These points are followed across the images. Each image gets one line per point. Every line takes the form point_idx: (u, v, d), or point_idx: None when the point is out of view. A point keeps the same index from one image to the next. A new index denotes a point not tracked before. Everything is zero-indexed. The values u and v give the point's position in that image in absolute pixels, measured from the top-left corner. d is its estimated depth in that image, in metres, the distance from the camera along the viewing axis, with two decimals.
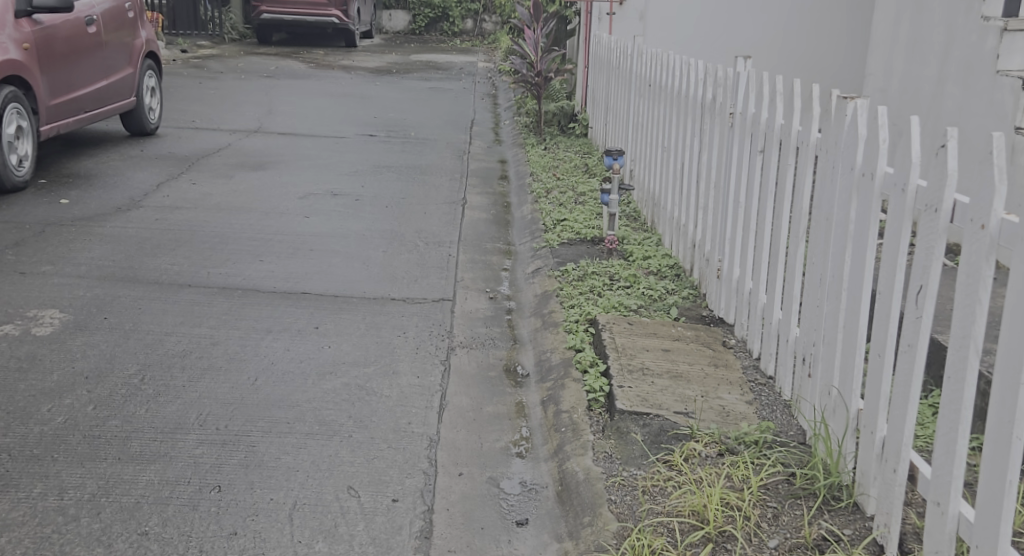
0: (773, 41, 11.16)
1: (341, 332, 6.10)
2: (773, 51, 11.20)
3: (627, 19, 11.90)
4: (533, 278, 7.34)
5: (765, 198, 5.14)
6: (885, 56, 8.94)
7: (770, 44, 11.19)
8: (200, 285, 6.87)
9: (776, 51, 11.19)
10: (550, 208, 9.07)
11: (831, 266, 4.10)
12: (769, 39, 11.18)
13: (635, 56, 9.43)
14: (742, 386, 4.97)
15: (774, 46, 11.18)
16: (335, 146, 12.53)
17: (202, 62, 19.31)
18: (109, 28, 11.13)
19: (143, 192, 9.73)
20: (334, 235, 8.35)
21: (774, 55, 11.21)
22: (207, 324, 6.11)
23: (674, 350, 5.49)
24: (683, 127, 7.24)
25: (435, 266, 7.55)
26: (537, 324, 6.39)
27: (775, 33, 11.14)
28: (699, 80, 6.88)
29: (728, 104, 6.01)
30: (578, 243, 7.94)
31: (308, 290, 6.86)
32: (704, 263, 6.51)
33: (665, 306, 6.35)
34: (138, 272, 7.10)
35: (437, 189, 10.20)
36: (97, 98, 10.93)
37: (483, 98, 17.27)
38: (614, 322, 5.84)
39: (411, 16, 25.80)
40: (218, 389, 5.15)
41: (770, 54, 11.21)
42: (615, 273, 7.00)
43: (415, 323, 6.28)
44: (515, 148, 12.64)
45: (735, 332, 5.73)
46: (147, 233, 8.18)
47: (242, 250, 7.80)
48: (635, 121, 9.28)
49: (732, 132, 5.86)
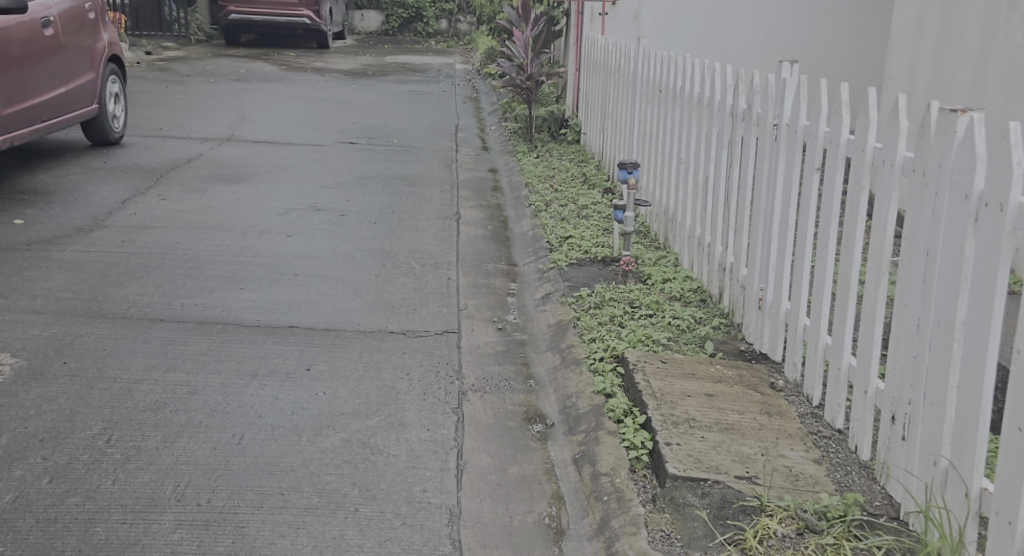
0: (777, 41, 11.31)
1: (335, 376, 5.42)
2: (776, 51, 11.33)
3: (622, 19, 10.89)
4: (543, 305, 6.68)
5: (828, 224, 4.47)
6: (907, 55, 8.26)
7: (772, 43, 11.32)
8: (174, 320, 6.17)
9: (777, 51, 11.32)
10: (552, 223, 8.41)
11: (935, 312, 3.51)
12: (773, 38, 11.31)
13: (641, 59, 8.75)
14: (805, 440, 4.31)
15: (778, 46, 11.32)
16: (314, 155, 11.81)
17: (168, 65, 18.50)
18: (67, 30, 10.38)
19: (107, 209, 8.99)
20: (320, 256, 7.65)
21: (775, 55, 11.33)
22: (183, 370, 5.42)
23: (719, 396, 4.81)
24: (710, 137, 6.52)
25: (434, 291, 6.88)
26: (555, 361, 5.72)
27: (782, 34, 11.28)
28: (731, 87, 6.18)
29: (770, 113, 5.30)
30: (588, 264, 7.29)
31: (295, 325, 6.20)
32: (739, 291, 5.80)
33: (698, 338, 5.69)
34: (104, 305, 6.38)
35: (427, 203, 9.53)
36: (55, 106, 10.14)
37: (465, 101, 16.56)
38: (647, 361, 5.16)
39: (384, 16, 25.05)
40: (198, 451, 4.46)
41: (771, 56, 11.34)
42: (636, 299, 6.35)
43: (419, 364, 5.62)
44: (505, 156, 11.98)
45: (784, 372, 5.06)
46: (113, 258, 7.44)
47: (219, 277, 7.10)
48: (642, 130, 8.59)
49: (777, 145, 5.16)
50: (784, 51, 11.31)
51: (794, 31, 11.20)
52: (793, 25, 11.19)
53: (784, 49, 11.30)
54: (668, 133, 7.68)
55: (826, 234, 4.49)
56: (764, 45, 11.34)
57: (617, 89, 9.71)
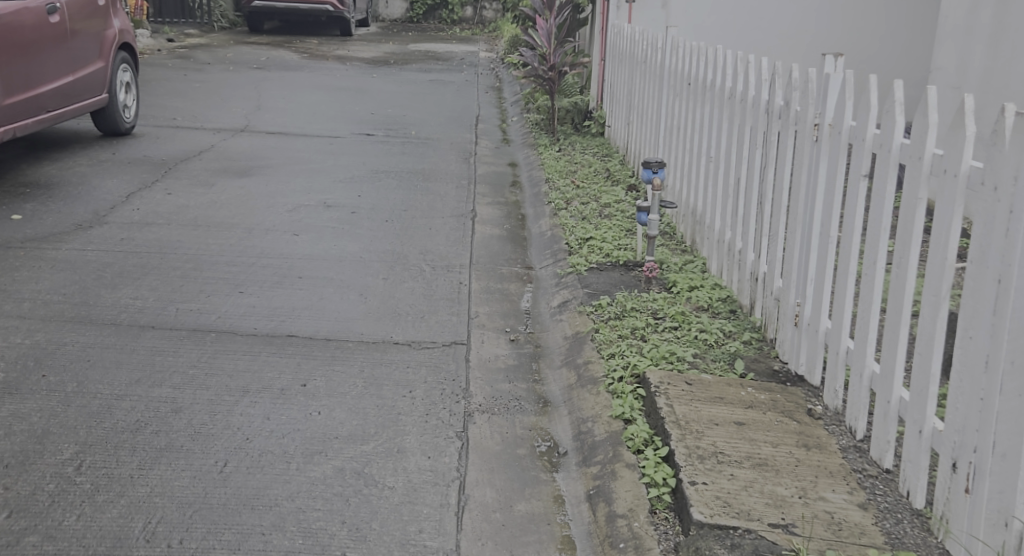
0: (806, 36, 10.84)
1: (332, 393, 5.02)
2: (805, 48, 10.87)
3: (650, 7, 10.44)
4: (560, 314, 6.26)
5: (878, 237, 4.01)
6: (957, 46, 7.76)
7: (802, 39, 10.87)
8: (165, 328, 5.78)
9: (807, 47, 10.87)
10: (572, 222, 7.98)
11: (1010, 349, 3.17)
12: (802, 32, 10.85)
13: (669, 50, 8.27)
14: (848, 479, 3.86)
15: (807, 42, 10.86)
16: (329, 146, 11.42)
17: (188, 52, 18.16)
18: (76, 16, 9.99)
19: (110, 203, 8.62)
20: (326, 258, 7.26)
21: (805, 52, 10.88)
22: (170, 384, 5.01)
23: (750, 425, 4.37)
24: (743, 136, 6.06)
25: (444, 299, 6.48)
26: (570, 379, 5.29)
27: (812, 30, 10.80)
28: (767, 82, 5.72)
29: (812, 111, 4.83)
30: (609, 267, 6.86)
31: (294, 334, 5.80)
32: (773, 303, 5.34)
33: (727, 356, 5.26)
34: (93, 310, 6.00)
35: (442, 199, 9.12)
36: (63, 95, 9.76)
37: (487, 91, 16.12)
38: (670, 383, 4.72)
39: (408, 4, 24.66)
40: (175, 481, 4.09)
41: (800, 52, 10.89)
42: (659, 309, 5.93)
43: (424, 380, 5.21)
44: (526, 149, 11.54)
45: (823, 397, 4.62)
46: (109, 258, 7.07)
47: (218, 279, 6.70)
48: (669, 125, 8.13)
49: (818, 146, 4.70)
50: (815, 49, 10.85)
51: (824, 25, 10.75)
52: (824, 21, 10.74)
53: (817, 46, 10.84)
54: (697, 129, 7.22)
55: (874, 247, 4.03)
56: (795, 40, 10.88)
57: (643, 81, 9.24)
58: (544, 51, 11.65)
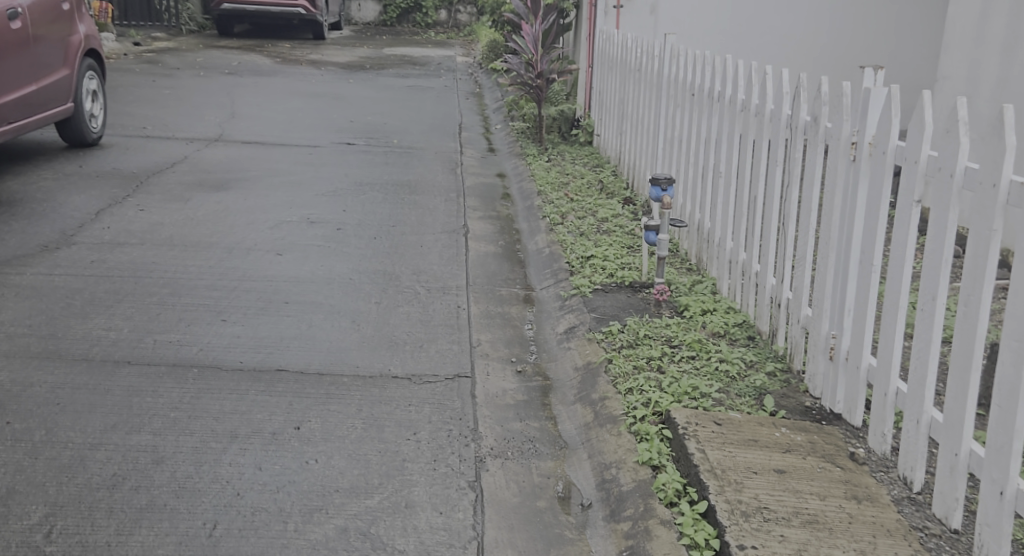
0: (811, 47, 10.58)
1: (329, 437, 4.63)
2: (809, 60, 10.61)
3: (639, 13, 10.15)
4: (567, 341, 5.88)
5: (938, 270, 3.64)
6: (968, 54, 7.40)
7: (806, 51, 10.60)
8: (143, 364, 5.35)
9: (812, 59, 10.60)
10: (570, 239, 7.58)
11: None
12: (806, 45, 10.59)
13: (668, 58, 7.88)
14: (910, 539, 3.57)
15: (812, 53, 10.59)
16: (308, 157, 10.99)
17: (157, 57, 17.62)
18: (39, 21, 9.51)
19: (78, 221, 8.16)
20: (313, 280, 6.84)
21: (809, 64, 10.62)
22: (150, 429, 4.60)
23: (793, 472, 3.98)
24: (760, 152, 5.61)
25: (442, 325, 6.09)
26: (586, 417, 4.92)
27: (816, 43, 10.57)
28: (788, 95, 5.26)
29: (838, 131, 4.39)
30: (614, 289, 6.48)
31: (283, 367, 5.40)
32: (800, 332, 4.92)
33: (752, 390, 4.83)
34: (63, 343, 5.58)
35: (431, 214, 8.73)
36: (26, 105, 9.28)
37: (468, 98, 15.70)
38: (698, 424, 4.33)
39: (381, 7, 24.20)
40: (159, 549, 3.76)
41: (804, 64, 10.62)
42: (674, 336, 5.55)
43: (428, 420, 4.83)
44: (514, 159, 11.14)
45: (865, 439, 4.21)
46: (79, 283, 6.63)
47: (198, 306, 6.29)
48: (670, 135, 7.71)
49: (855, 167, 4.26)
50: (820, 62, 10.60)
51: (830, 36, 10.52)
52: (830, 31, 10.48)
53: (823, 57, 10.58)
54: (703, 142, 6.85)
55: (932, 280, 3.67)
56: (796, 53, 10.60)
57: (637, 90, 8.85)
58: (531, 58, 11.25)
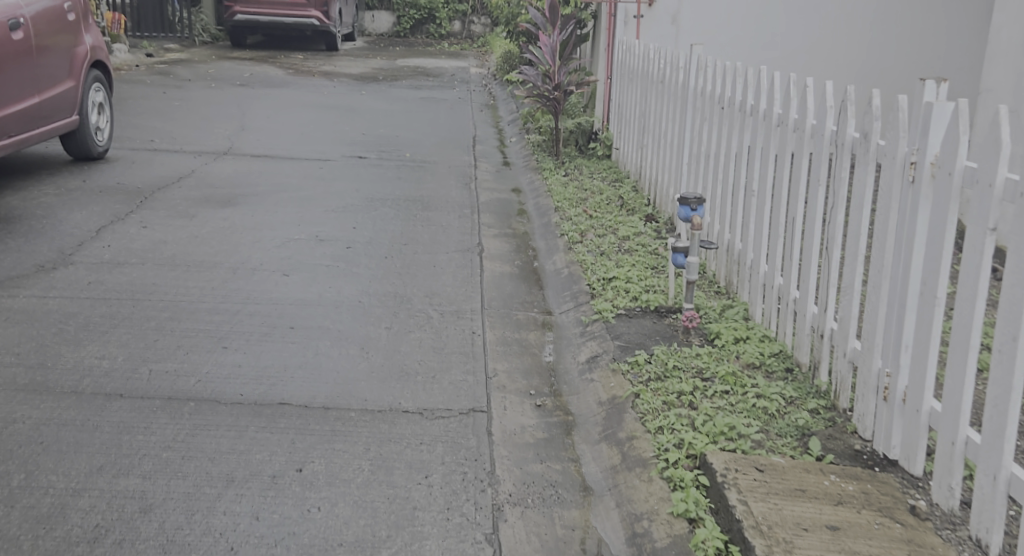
0: (853, 55, 10.26)
1: (334, 480, 4.27)
2: (850, 68, 10.29)
3: (660, 23, 9.78)
4: (590, 371, 5.49)
5: None
6: (1015, 65, 6.97)
7: (846, 57, 10.28)
8: (136, 397, 4.98)
9: (853, 68, 10.29)
10: (590, 259, 7.20)
11: None
12: (848, 51, 10.28)
13: (694, 70, 7.50)
14: None
15: (853, 60, 10.27)
16: (318, 171, 10.65)
17: (169, 68, 17.33)
18: (43, 32, 9.17)
19: (78, 239, 7.81)
20: (320, 303, 6.47)
21: (850, 72, 10.30)
22: (139, 471, 4.23)
23: (847, 529, 3.62)
24: (799, 171, 5.22)
25: (456, 354, 5.71)
26: (611, 459, 4.53)
27: (860, 50, 10.25)
28: (832, 109, 4.87)
29: (893, 150, 4.01)
30: (638, 314, 6.08)
31: (286, 400, 5.02)
32: (846, 367, 4.52)
33: (795, 430, 4.42)
34: (52, 374, 5.22)
35: (444, 231, 8.36)
36: (28, 118, 8.94)
37: (482, 110, 15.36)
38: (738, 471, 3.94)
39: (395, 18, 23.89)
40: None
41: (845, 72, 10.32)
42: (705, 366, 5.14)
43: (442, 461, 4.46)
44: (529, 174, 10.75)
45: (927, 490, 3.83)
46: (74, 306, 6.28)
47: (198, 332, 5.93)
48: (696, 150, 7.31)
49: (913, 190, 3.88)
50: (863, 72, 10.26)
51: (873, 47, 10.19)
52: (873, 41, 10.18)
53: (864, 67, 10.25)
54: (733, 159, 6.46)
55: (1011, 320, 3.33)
56: (834, 59, 10.34)
57: (660, 103, 8.47)
58: (548, 69, 10.85)
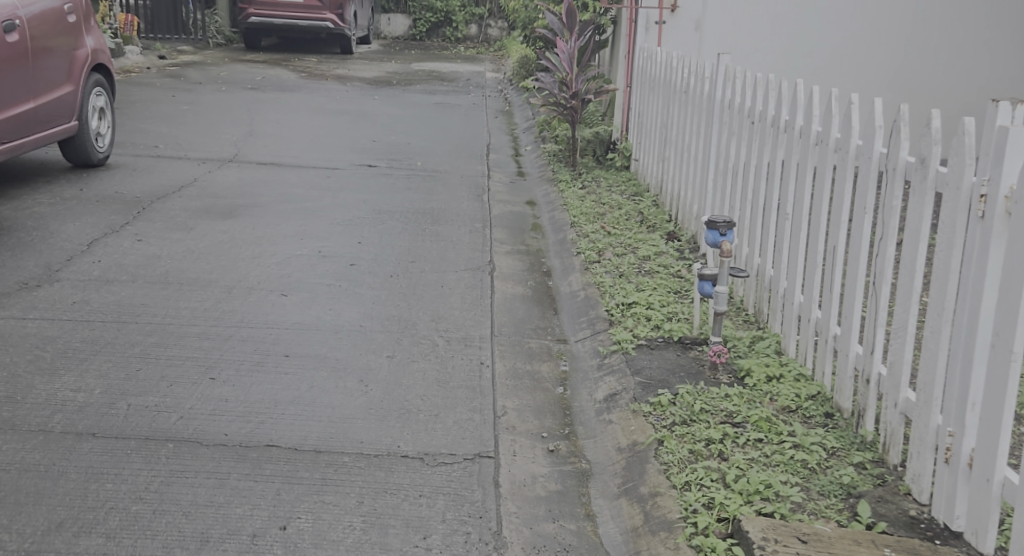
0: (886, 70, 9.89)
1: (320, 541, 3.84)
2: (885, 82, 9.92)
3: (683, 31, 9.32)
4: (607, 411, 5.01)
5: None
6: None
7: (881, 72, 9.88)
8: (110, 436, 4.54)
9: (887, 82, 9.92)
10: (609, 281, 6.72)
11: None
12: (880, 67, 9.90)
13: (722, 80, 7.02)
14: None
15: (886, 75, 9.90)
16: (326, 180, 10.20)
17: (179, 70, 16.92)
18: (39, 33, 8.74)
19: (69, 254, 7.37)
20: (318, 328, 6.01)
21: (885, 87, 9.93)
22: (103, 529, 3.84)
23: None
24: (841, 196, 4.75)
25: (462, 388, 5.24)
26: (631, 519, 4.07)
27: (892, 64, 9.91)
28: (881, 129, 4.41)
29: (958, 179, 3.55)
30: (661, 344, 5.60)
31: (274, 442, 4.56)
32: (896, 418, 4.05)
33: (839, 488, 3.93)
34: (21, 409, 4.78)
35: (454, 248, 7.89)
36: (23, 124, 8.50)
37: (497, 116, 14.90)
38: (779, 544, 3.49)
39: (411, 21, 23.44)
40: None
41: (880, 86, 9.92)
42: (735, 409, 4.65)
43: (442, 518, 4.01)
44: (545, 186, 10.27)
45: None
46: (55, 329, 5.84)
47: (186, 360, 5.49)
48: (723, 167, 6.83)
49: (982, 227, 3.44)
50: (896, 85, 9.95)
51: (910, 61, 9.88)
52: (912, 56, 9.88)
53: (899, 81, 9.95)
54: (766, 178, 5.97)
55: None
56: (870, 74, 9.88)
57: (683, 114, 7.99)
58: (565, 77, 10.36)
